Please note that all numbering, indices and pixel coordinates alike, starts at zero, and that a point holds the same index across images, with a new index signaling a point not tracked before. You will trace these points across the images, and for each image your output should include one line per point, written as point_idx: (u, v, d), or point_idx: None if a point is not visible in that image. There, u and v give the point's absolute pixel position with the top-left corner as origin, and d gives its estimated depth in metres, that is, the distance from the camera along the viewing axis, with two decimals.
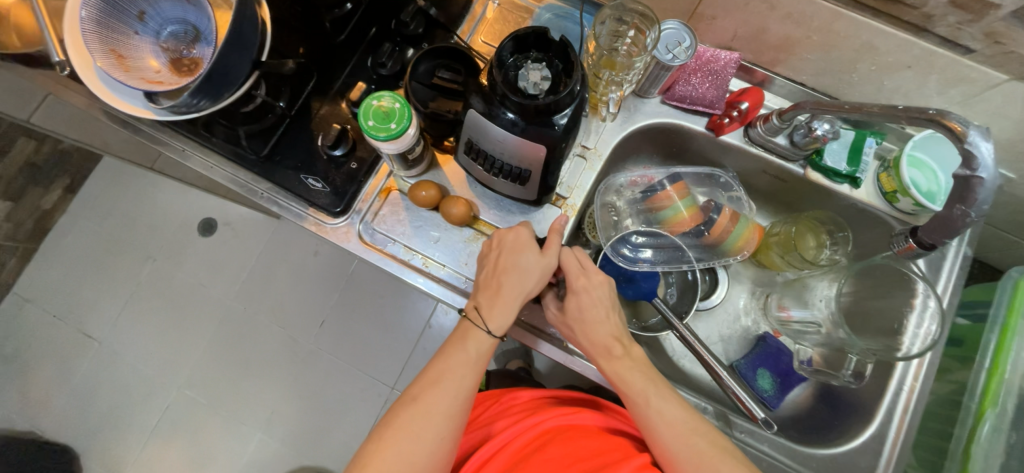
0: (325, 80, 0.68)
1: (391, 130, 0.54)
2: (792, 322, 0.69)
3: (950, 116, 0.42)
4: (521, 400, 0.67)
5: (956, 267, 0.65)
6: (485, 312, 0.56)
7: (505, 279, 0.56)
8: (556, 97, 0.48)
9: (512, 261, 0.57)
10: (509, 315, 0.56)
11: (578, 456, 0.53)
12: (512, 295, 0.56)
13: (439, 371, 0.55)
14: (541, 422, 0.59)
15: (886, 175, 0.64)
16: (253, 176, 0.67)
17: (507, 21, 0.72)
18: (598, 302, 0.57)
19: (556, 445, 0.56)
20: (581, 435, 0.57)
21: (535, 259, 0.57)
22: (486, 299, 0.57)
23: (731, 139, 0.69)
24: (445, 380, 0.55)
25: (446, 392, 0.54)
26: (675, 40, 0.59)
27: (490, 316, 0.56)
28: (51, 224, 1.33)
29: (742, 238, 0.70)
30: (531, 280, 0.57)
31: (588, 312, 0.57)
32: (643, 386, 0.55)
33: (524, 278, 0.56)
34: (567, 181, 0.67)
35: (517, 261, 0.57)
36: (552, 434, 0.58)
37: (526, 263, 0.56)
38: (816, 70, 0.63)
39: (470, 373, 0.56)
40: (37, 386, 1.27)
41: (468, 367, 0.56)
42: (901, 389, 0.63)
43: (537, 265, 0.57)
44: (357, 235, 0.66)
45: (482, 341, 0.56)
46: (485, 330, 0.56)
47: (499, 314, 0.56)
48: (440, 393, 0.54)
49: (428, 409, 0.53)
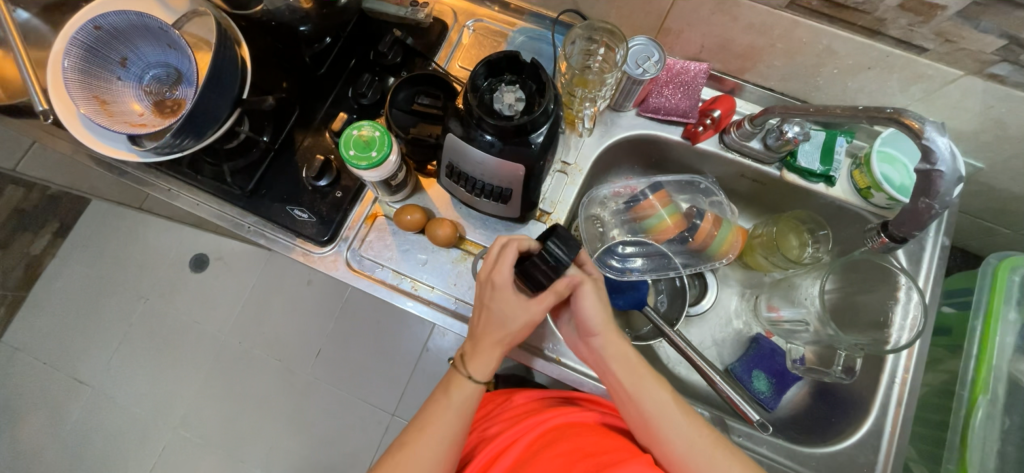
0: (307, 111, 0.69)
1: (372, 158, 0.55)
2: (783, 322, 0.69)
3: (906, 114, 0.43)
4: (519, 402, 0.65)
5: (936, 258, 0.66)
6: (468, 358, 0.56)
7: (486, 324, 0.55)
8: (531, 118, 0.50)
9: (495, 309, 0.54)
10: (493, 359, 0.55)
11: (586, 450, 0.52)
12: (496, 342, 0.55)
13: (427, 418, 0.56)
14: (546, 420, 0.58)
15: (859, 172, 0.65)
16: (239, 210, 0.67)
17: (482, 46, 0.74)
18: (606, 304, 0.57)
19: (562, 442, 0.54)
20: (586, 433, 0.56)
21: (515, 307, 0.53)
22: (469, 347, 0.56)
23: (708, 146, 0.70)
24: (433, 426, 0.55)
25: (434, 438, 0.54)
26: (644, 54, 0.61)
27: (476, 370, 0.55)
28: (41, 268, 1.32)
29: (726, 242, 0.71)
30: (522, 306, 0.53)
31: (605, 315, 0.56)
32: (643, 375, 0.55)
33: (507, 322, 0.54)
34: (550, 197, 0.69)
35: (500, 307, 0.53)
36: (557, 431, 0.57)
37: (504, 313, 0.53)
38: (783, 76, 0.65)
39: (456, 419, 0.55)
40: (28, 436, 1.24)
41: (454, 413, 0.55)
42: (893, 382, 0.63)
43: (519, 312, 0.53)
44: (344, 263, 0.66)
45: (468, 391, 0.56)
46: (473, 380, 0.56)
47: (486, 364, 0.55)
48: (437, 430, 0.55)
49: (418, 456, 0.53)
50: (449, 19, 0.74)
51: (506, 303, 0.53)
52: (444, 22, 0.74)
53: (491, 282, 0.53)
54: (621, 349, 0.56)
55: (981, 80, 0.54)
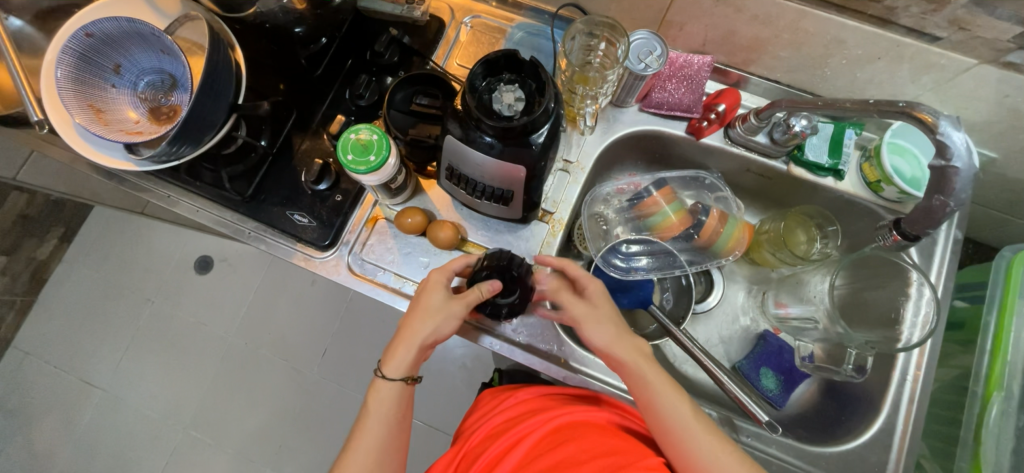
0: (305, 114, 0.68)
1: (371, 162, 0.54)
2: (790, 319, 0.69)
3: (919, 108, 0.42)
4: (523, 400, 0.62)
5: (947, 253, 0.64)
6: (384, 357, 0.55)
7: (406, 320, 0.56)
8: (532, 118, 0.49)
9: (423, 301, 0.56)
10: (408, 356, 0.55)
11: (597, 452, 0.49)
12: (412, 337, 0.55)
13: (368, 405, 0.55)
14: (554, 417, 0.55)
15: (869, 165, 0.64)
16: (239, 216, 0.67)
17: (480, 43, 0.72)
18: (615, 320, 0.57)
19: (569, 443, 0.51)
20: (594, 433, 0.53)
21: (443, 305, 0.55)
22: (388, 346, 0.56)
23: (713, 141, 0.69)
24: (374, 410, 0.54)
25: (379, 421, 0.54)
26: (646, 49, 0.59)
27: (386, 363, 0.54)
28: (47, 273, 1.33)
29: (733, 238, 0.69)
30: (451, 308, 0.55)
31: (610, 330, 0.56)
32: (662, 388, 0.54)
33: (425, 319, 0.55)
34: (552, 196, 0.68)
35: (421, 301, 0.56)
36: (567, 430, 0.54)
37: (434, 308, 0.55)
38: (790, 67, 0.63)
39: (397, 401, 0.55)
40: (41, 439, 1.26)
41: (394, 394, 0.55)
42: (905, 380, 0.62)
43: (445, 310, 0.55)
44: (347, 267, 0.66)
45: (390, 389, 0.55)
46: (385, 378, 0.55)
47: (399, 359, 0.54)
48: (378, 413, 0.54)
49: (364, 445, 0.53)
50: (446, 16, 0.73)
51: (437, 299, 0.55)
52: (441, 19, 0.72)
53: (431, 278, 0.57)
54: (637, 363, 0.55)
55: (995, 69, 0.52)
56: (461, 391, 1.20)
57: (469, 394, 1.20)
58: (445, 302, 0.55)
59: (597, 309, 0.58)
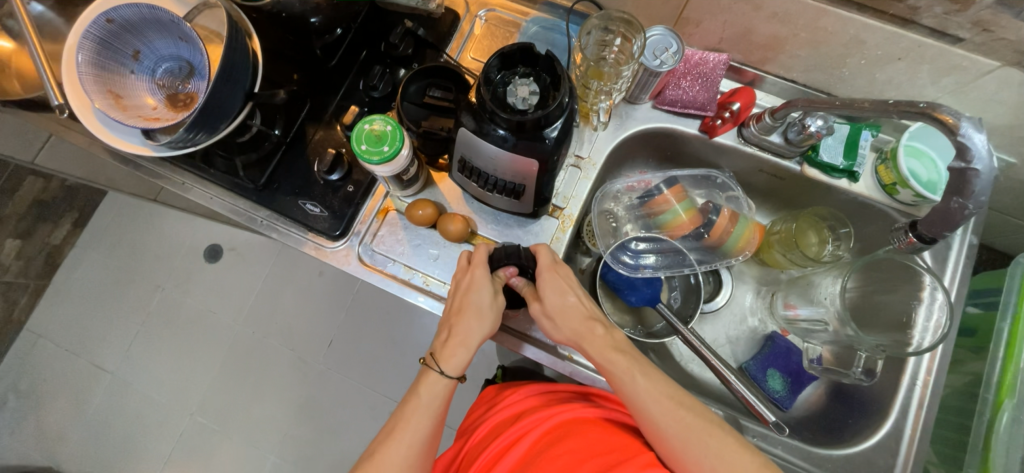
0: (319, 104, 0.69)
1: (384, 152, 0.54)
2: (799, 321, 0.68)
3: (940, 108, 0.41)
4: (526, 396, 0.62)
5: (962, 257, 0.64)
6: (440, 356, 0.56)
7: (458, 322, 0.56)
8: (545, 112, 0.49)
9: (471, 298, 0.56)
10: (464, 357, 0.56)
11: (594, 452, 0.49)
12: (468, 339, 0.56)
13: (414, 393, 0.56)
14: (553, 416, 0.55)
15: (884, 167, 0.63)
16: (252, 204, 0.67)
17: (495, 36, 0.72)
18: (577, 312, 0.56)
19: (568, 442, 0.51)
20: (594, 432, 0.53)
21: (492, 302, 0.57)
22: (440, 344, 0.57)
23: (726, 140, 0.68)
24: (421, 399, 0.56)
25: (426, 412, 0.55)
26: (661, 46, 0.59)
27: (447, 362, 0.55)
28: (61, 258, 1.35)
29: (743, 238, 0.69)
30: (499, 304, 0.57)
31: (572, 317, 0.56)
32: (622, 371, 0.53)
33: (480, 320, 0.56)
34: (563, 192, 0.67)
35: (471, 302, 0.56)
36: (566, 428, 0.53)
37: (484, 306, 0.56)
38: (806, 67, 0.63)
39: (444, 394, 0.56)
40: (52, 420, 1.28)
41: (443, 385, 0.56)
42: (914, 385, 0.62)
43: (496, 306, 0.57)
44: (357, 257, 0.66)
45: (446, 384, 0.56)
46: (442, 376, 0.56)
47: (456, 359, 0.56)
48: (425, 402, 0.55)
49: (409, 431, 0.54)
50: (461, 9, 0.73)
51: (486, 296, 0.56)
52: (456, 12, 0.73)
53: (470, 275, 0.58)
54: (596, 350, 0.55)
55: (1018, 72, 0.52)
56: (465, 384, 1.21)
57: (473, 387, 1.21)
58: (496, 302, 0.57)
59: (554, 302, 0.56)
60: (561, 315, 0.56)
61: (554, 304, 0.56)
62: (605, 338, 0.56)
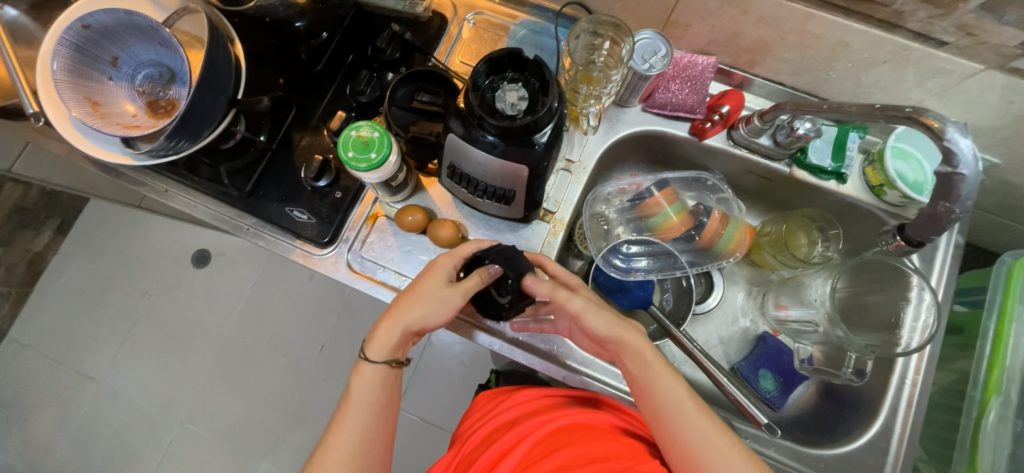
0: (305, 110, 0.67)
1: (372, 159, 0.53)
2: (790, 322, 0.69)
3: (926, 113, 0.42)
4: (523, 401, 0.61)
5: (948, 257, 0.64)
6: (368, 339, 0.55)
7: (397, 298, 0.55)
8: (535, 118, 0.48)
9: (417, 283, 0.55)
10: (392, 338, 0.54)
11: (592, 457, 0.49)
12: (398, 322, 0.53)
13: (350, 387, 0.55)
14: (553, 420, 0.55)
15: (871, 169, 0.64)
16: (237, 211, 0.66)
17: (482, 40, 0.72)
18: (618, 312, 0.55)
19: (567, 447, 0.51)
20: (592, 436, 0.52)
21: (438, 289, 0.54)
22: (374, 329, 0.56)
23: (715, 142, 0.68)
24: (356, 391, 0.54)
25: (359, 404, 0.54)
26: (650, 49, 0.59)
27: (371, 343, 0.54)
28: (43, 265, 1.31)
29: (734, 240, 0.70)
30: (444, 295, 0.53)
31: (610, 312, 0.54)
32: (661, 376, 0.52)
33: (416, 305, 0.53)
34: (554, 196, 0.67)
35: (416, 285, 0.54)
36: (565, 432, 0.53)
37: (428, 291, 0.54)
38: (794, 70, 0.63)
39: (381, 386, 0.55)
40: (36, 430, 1.25)
41: (376, 375, 0.54)
42: (903, 383, 0.62)
43: (439, 295, 0.53)
44: (346, 265, 0.65)
45: (374, 373, 0.54)
46: (370, 361, 0.54)
47: (384, 343, 0.54)
48: (358, 393, 0.54)
49: (346, 424, 0.53)
50: (448, 12, 0.72)
51: (432, 282, 0.54)
52: (443, 15, 0.72)
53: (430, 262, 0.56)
54: (638, 350, 0.53)
55: (1001, 75, 0.52)
56: (458, 388, 1.20)
57: (466, 389, 1.20)
58: (440, 289, 0.54)
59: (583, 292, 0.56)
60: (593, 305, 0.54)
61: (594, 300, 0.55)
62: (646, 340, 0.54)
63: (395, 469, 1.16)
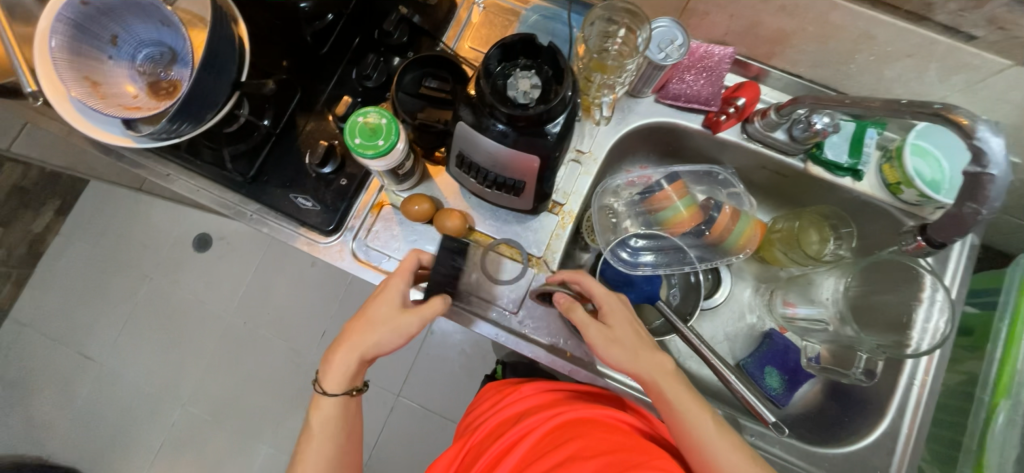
0: (310, 94, 0.66)
1: (379, 146, 0.52)
2: (798, 319, 0.68)
3: (955, 110, 0.40)
4: (528, 395, 0.61)
5: (963, 258, 0.64)
6: (322, 373, 0.55)
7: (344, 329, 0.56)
8: (548, 107, 0.47)
9: (369, 309, 0.55)
10: (344, 371, 0.55)
11: (598, 449, 0.48)
12: (350, 352, 0.54)
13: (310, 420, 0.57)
14: (558, 414, 0.54)
15: (889, 166, 0.62)
16: (240, 197, 0.65)
17: (493, 24, 0.70)
18: (643, 345, 0.54)
19: (573, 440, 0.50)
20: (599, 430, 0.51)
21: (389, 316, 0.54)
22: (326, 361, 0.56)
23: (729, 135, 0.67)
24: (317, 425, 0.56)
25: (321, 438, 0.56)
26: (667, 37, 0.57)
27: (325, 377, 0.55)
28: (43, 247, 1.31)
29: (744, 235, 0.69)
30: (395, 323, 0.54)
31: (634, 345, 0.54)
32: (685, 407, 0.51)
33: (368, 334, 0.54)
34: (563, 188, 0.66)
35: (367, 312, 0.55)
36: (571, 426, 0.52)
37: (379, 320, 0.54)
38: (814, 62, 0.61)
39: (342, 416, 0.57)
40: (39, 411, 1.26)
41: (336, 406, 0.56)
42: (912, 385, 0.62)
43: (390, 323, 0.54)
44: (350, 254, 0.64)
45: (330, 405, 0.56)
46: (326, 394, 0.56)
47: (337, 376, 0.55)
48: (320, 424, 0.56)
49: (309, 459, 0.55)
50: None
51: (381, 309, 0.54)
52: None
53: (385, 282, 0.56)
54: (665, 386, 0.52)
55: None
56: (460, 377, 1.20)
57: (468, 378, 1.20)
58: (387, 319, 0.54)
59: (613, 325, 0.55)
60: (615, 341, 0.54)
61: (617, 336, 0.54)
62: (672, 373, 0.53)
63: (395, 456, 1.16)
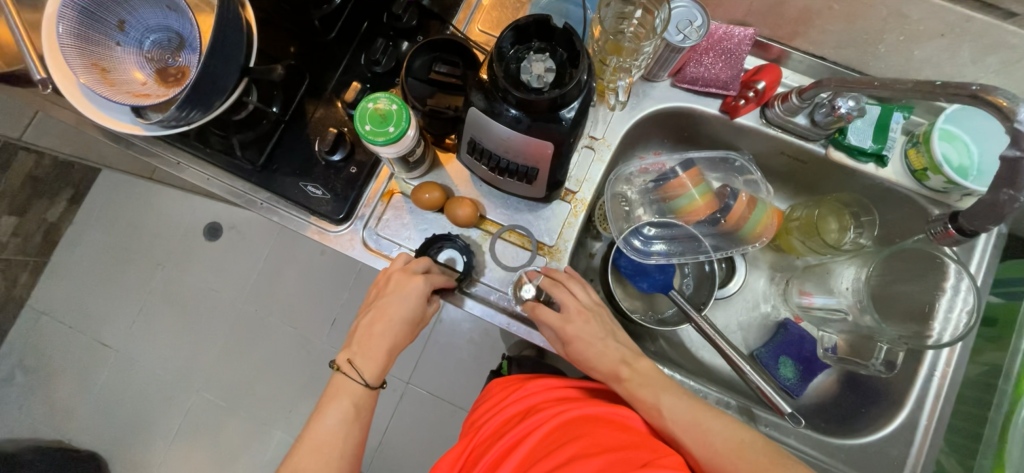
0: (319, 80, 0.65)
1: (390, 133, 0.51)
2: (814, 308, 0.68)
3: (994, 92, 0.38)
4: (534, 391, 0.61)
5: (989, 247, 0.62)
6: (359, 365, 0.56)
7: (376, 330, 0.57)
8: (563, 91, 0.46)
9: (398, 305, 0.57)
10: (384, 363, 0.57)
11: (602, 447, 0.47)
12: (387, 345, 0.57)
13: (328, 407, 0.55)
14: (563, 411, 0.54)
15: (915, 152, 0.60)
16: (250, 186, 0.64)
17: (504, 7, 0.68)
18: (605, 355, 0.58)
19: (579, 437, 0.49)
20: (605, 428, 0.51)
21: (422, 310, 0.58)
22: (359, 355, 0.57)
23: (747, 121, 0.65)
24: (337, 412, 0.54)
25: (343, 427, 0.54)
26: (686, 18, 0.55)
27: (367, 372, 0.56)
28: (59, 235, 1.32)
29: (761, 223, 0.67)
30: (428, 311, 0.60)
31: (595, 353, 0.58)
32: (658, 414, 0.53)
33: (402, 328, 0.58)
34: (576, 175, 0.65)
35: (395, 307, 0.57)
36: (577, 423, 0.52)
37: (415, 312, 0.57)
38: (839, 43, 0.59)
39: (366, 402, 0.56)
40: (59, 395, 1.29)
41: (365, 393, 0.56)
42: (932, 376, 0.61)
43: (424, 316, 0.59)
44: (361, 242, 0.64)
45: (360, 393, 0.55)
46: (363, 384, 0.56)
47: (379, 367, 0.57)
48: (339, 414, 0.54)
49: (328, 448, 0.52)
50: None
51: (416, 304, 0.57)
52: None
53: (405, 274, 0.58)
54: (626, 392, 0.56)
55: None
56: (469, 365, 1.21)
57: (477, 366, 1.21)
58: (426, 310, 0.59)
59: (578, 346, 0.58)
60: (580, 352, 0.58)
61: (580, 346, 0.58)
62: (638, 377, 0.56)
63: (406, 441, 1.18)
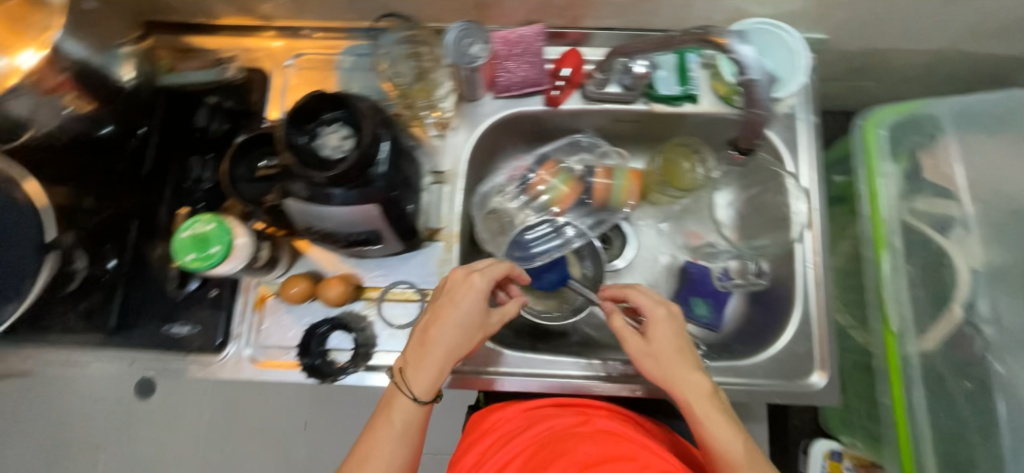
0: (149, 217, 0.62)
1: (216, 252, 0.51)
2: (704, 246, 0.73)
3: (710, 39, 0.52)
4: (511, 418, 0.59)
5: (809, 139, 0.67)
6: (410, 377, 0.51)
7: (432, 333, 0.52)
8: (364, 151, 0.46)
9: (456, 310, 0.52)
10: (438, 377, 0.51)
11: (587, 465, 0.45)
12: (445, 344, 0.51)
13: (366, 451, 0.50)
14: (550, 433, 0.52)
15: (717, 81, 0.66)
16: (110, 350, 0.60)
17: (313, 81, 0.67)
18: (680, 356, 0.52)
19: (565, 456, 0.47)
20: (591, 442, 0.49)
21: (478, 308, 0.53)
22: (413, 355, 0.52)
23: (573, 105, 0.68)
24: (376, 462, 0.49)
25: (379, 472, 0.49)
26: (468, 42, 0.60)
27: (415, 381, 0.51)
28: None
29: (625, 190, 0.70)
30: (465, 305, 0.52)
31: (672, 356, 0.52)
32: (727, 439, 0.48)
33: (451, 325, 0.52)
34: (433, 213, 0.65)
35: (445, 309, 0.52)
36: (561, 442, 0.50)
37: (471, 312, 0.53)
38: (615, 12, 0.63)
39: (407, 438, 0.51)
40: None
41: (400, 425, 0.51)
42: (806, 267, 0.65)
43: (476, 314, 0.53)
44: (248, 362, 0.61)
45: (407, 408, 0.51)
46: (411, 398, 0.51)
47: (427, 379, 0.51)
48: (382, 457, 0.50)
49: None
50: (267, 65, 0.67)
51: (479, 299, 0.53)
52: (262, 70, 0.67)
53: (467, 281, 0.53)
54: (700, 408, 0.50)
55: None
56: None
57: None
58: (484, 318, 0.54)
59: (659, 336, 0.53)
60: (649, 355, 0.53)
61: (653, 348, 0.53)
62: (709, 395, 0.51)
63: None
